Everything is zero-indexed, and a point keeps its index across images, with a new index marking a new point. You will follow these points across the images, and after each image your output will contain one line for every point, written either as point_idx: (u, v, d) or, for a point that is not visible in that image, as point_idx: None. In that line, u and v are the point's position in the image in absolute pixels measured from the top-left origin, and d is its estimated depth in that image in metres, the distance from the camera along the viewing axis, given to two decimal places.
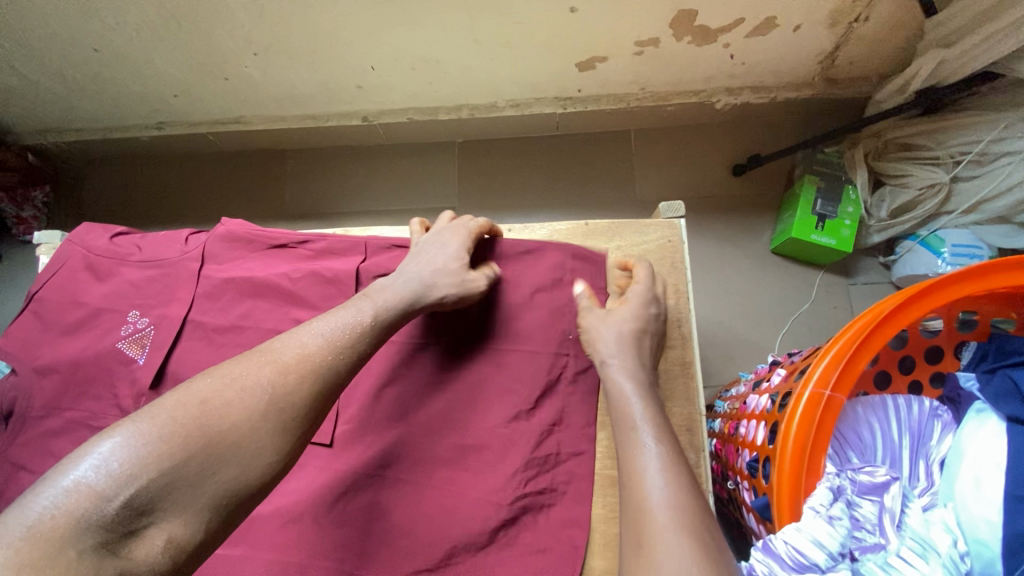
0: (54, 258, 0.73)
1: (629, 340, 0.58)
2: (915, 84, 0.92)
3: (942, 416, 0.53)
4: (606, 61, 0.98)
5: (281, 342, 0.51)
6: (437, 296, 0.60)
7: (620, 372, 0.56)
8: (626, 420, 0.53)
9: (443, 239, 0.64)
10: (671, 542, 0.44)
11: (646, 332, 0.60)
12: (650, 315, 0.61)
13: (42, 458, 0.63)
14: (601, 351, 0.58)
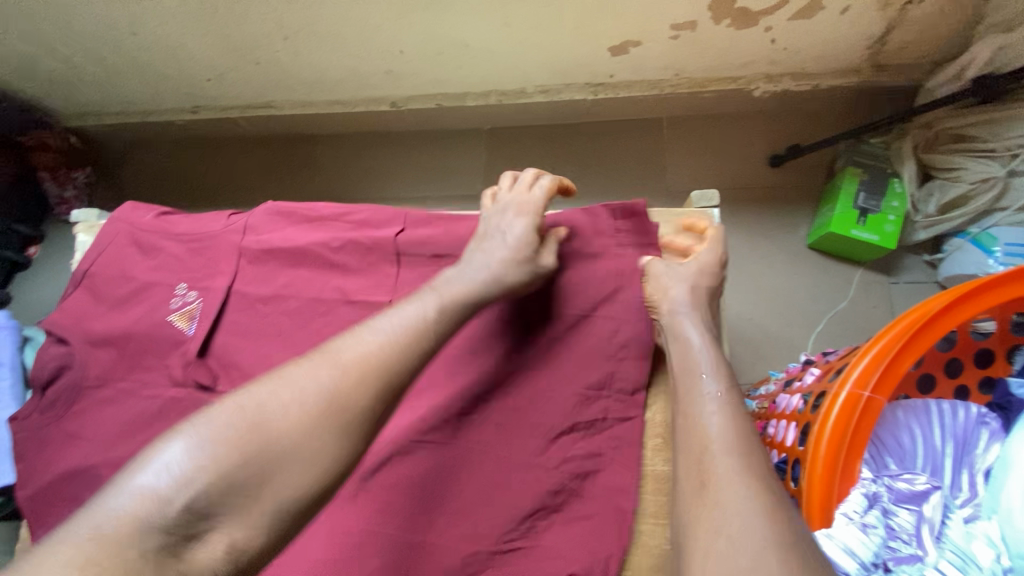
0: (99, 236, 0.75)
1: (695, 292, 0.57)
2: (971, 72, 0.86)
3: (990, 424, 0.49)
4: (639, 46, 0.95)
5: (343, 342, 0.49)
6: (507, 285, 0.57)
7: (691, 325, 0.55)
8: (693, 369, 0.52)
9: (510, 218, 0.60)
10: (737, 484, 0.42)
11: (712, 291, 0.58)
12: (716, 274, 0.59)
13: (92, 427, 0.67)
14: (670, 301, 0.56)
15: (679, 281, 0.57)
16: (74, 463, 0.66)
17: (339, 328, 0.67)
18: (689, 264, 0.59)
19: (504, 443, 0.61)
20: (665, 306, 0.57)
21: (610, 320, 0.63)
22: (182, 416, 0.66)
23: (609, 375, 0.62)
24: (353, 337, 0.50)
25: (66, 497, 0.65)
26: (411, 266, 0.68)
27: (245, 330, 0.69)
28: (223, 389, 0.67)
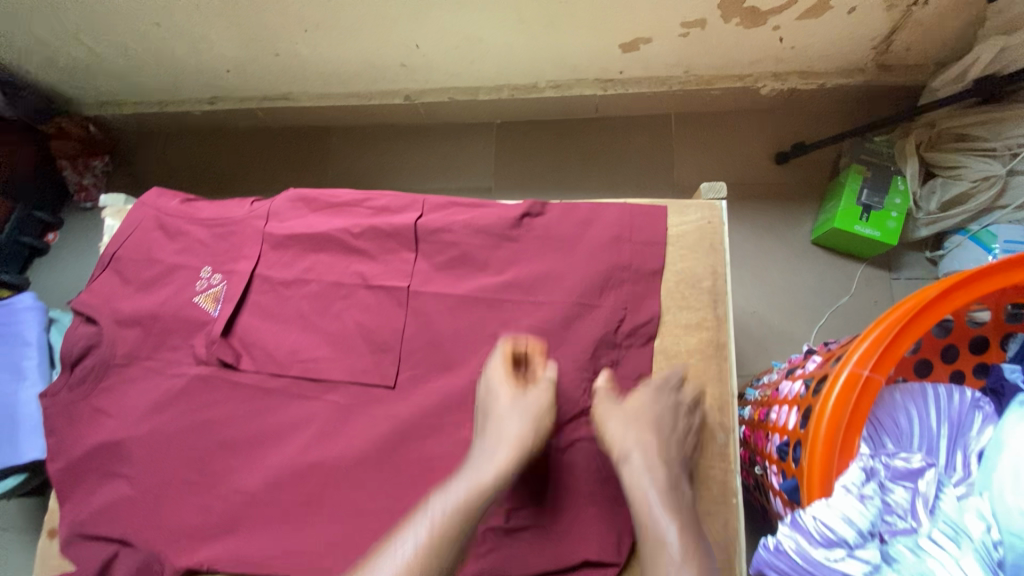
0: (126, 221, 0.78)
1: (648, 429, 0.56)
2: (974, 72, 0.88)
3: (984, 408, 0.51)
4: (650, 43, 0.98)
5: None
6: (516, 442, 0.56)
7: (642, 470, 0.54)
8: (652, 528, 0.51)
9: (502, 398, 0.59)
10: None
11: (670, 423, 0.58)
12: (670, 402, 0.59)
13: (120, 403, 0.70)
14: (618, 442, 0.56)
15: (626, 422, 0.57)
16: (103, 436, 0.69)
17: (360, 310, 0.70)
18: (632, 401, 0.59)
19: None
20: (614, 452, 0.56)
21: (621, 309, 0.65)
22: (209, 393, 0.69)
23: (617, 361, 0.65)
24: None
25: (99, 468, 0.68)
26: (430, 253, 0.71)
27: (267, 312, 0.71)
28: (246, 367, 0.69)
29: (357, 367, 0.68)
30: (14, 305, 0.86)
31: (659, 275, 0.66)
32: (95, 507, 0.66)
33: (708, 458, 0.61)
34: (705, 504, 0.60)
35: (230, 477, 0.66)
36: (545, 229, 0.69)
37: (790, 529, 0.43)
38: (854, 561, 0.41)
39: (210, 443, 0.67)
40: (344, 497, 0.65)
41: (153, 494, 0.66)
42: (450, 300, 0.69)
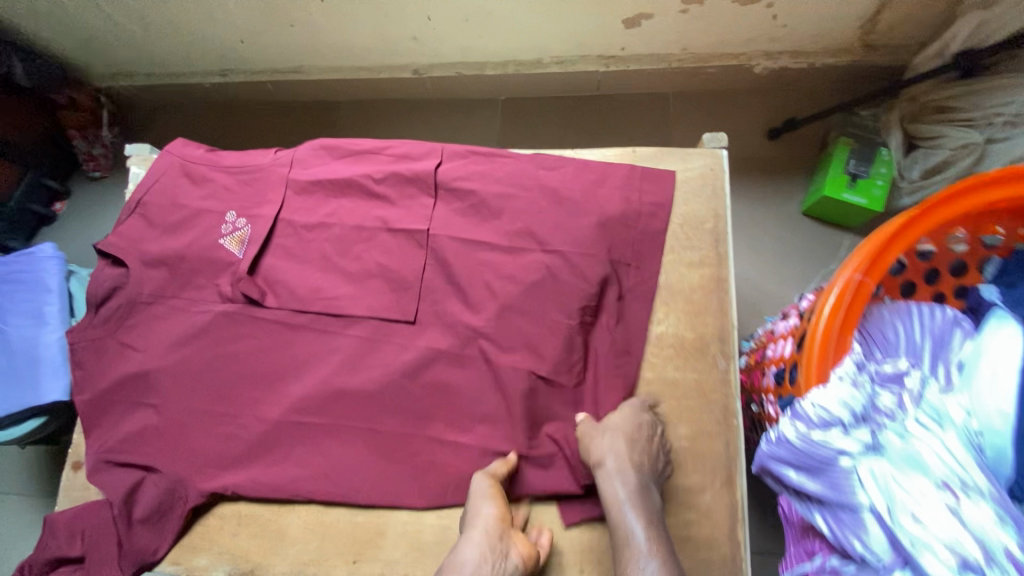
0: (152, 168, 0.81)
1: (624, 444, 0.58)
2: (953, 48, 0.94)
3: (964, 324, 0.56)
4: (651, 19, 1.03)
5: None
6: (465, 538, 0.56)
7: (618, 481, 0.57)
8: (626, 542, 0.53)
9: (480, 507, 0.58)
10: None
11: (643, 443, 0.60)
12: (642, 423, 0.61)
13: (146, 339, 0.72)
14: (597, 455, 0.59)
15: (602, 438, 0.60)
16: (130, 368, 0.71)
17: (380, 252, 0.73)
18: (613, 418, 0.62)
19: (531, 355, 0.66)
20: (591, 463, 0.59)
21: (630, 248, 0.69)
22: (234, 329, 0.72)
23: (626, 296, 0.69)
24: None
25: (125, 399, 0.71)
26: (448, 198, 0.74)
27: (291, 254, 0.75)
28: (271, 304, 0.72)
29: (378, 303, 0.71)
30: (36, 254, 0.88)
31: (665, 218, 0.70)
32: (122, 435, 0.69)
33: (710, 383, 0.65)
34: (708, 425, 0.64)
35: (255, 407, 0.69)
36: (558, 176, 0.74)
37: (790, 416, 0.48)
38: (848, 441, 0.46)
39: (236, 375, 0.70)
40: (365, 424, 0.68)
41: (180, 423, 0.69)
42: (468, 241, 0.72)
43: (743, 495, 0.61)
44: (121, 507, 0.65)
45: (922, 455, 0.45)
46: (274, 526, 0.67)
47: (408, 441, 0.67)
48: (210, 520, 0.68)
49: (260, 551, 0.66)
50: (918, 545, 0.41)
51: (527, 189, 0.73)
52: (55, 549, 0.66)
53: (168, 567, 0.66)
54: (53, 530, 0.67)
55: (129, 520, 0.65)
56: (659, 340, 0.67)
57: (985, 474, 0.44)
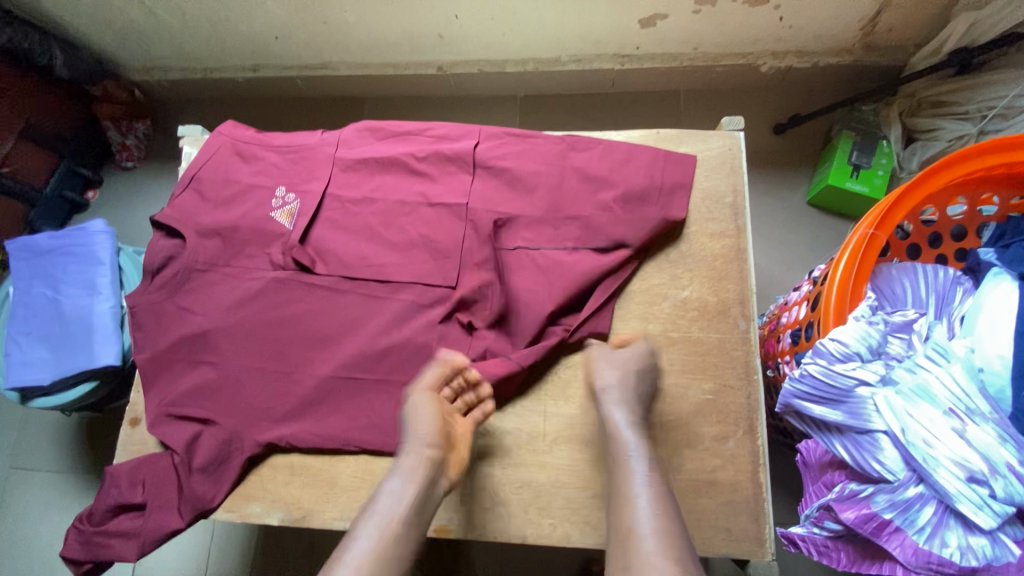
0: (204, 147, 0.87)
1: (623, 375, 0.64)
2: (948, 46, 1.03)
3: (965, 283, 0.62)
4: (666, 18, 1.09)
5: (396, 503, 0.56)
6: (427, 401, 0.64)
7: (616, 404, 0.62)
8: (622, 452, 0.59)
9: (416, 408, 0.62)
10: (656, 565, 0.48)
11: (642, 375, 0.65)
12: (642, 359, 0.66)
13: (203, 303, 0.78)
14: (599, 381, 0.64)
15: (609, 364, 0.65)
16: (189, 329, 0.76)
17: (422, 224, 0.79)
18: (619, 352, 0.66)
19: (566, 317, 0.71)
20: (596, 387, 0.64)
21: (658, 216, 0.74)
22: (287, 293, 0.77)
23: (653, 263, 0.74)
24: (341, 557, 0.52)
25: (185, 358, 0.76)
26: (485, 174, 0.80)
27: (338, 226, 0.80)
28: (322, 271, 0.78)
29: (421, 271, 0.77)
30: (87, 229, 0.93)
31: (689, 192, 0.76)
32: (183, 390, 0.74)
33: (732, 342, 0.71)
34: (731, 380, 0.69)
35: (308, 365, 0.74)
36: (588, 154, 0.79)
37: (813, 355, 0.53)
38: (866, 375, 0.51)
39: (290, 336, 0.76)
40: (410, 381, 0.72)
41: (237, 380, 0.74)
42: (505, 212, 0.77)
43: (764, 441, 0.67)
44: (183, 456, 0.71)
45: (931, 386, 0.51)
46: (325, 476, 0.71)
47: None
48: (264, 470, 0.72)
49: (312, 499, 0.71)
50: (930, 462, 0.48)
51: (560, 165, 0.78)
52: (117, 496, 0.71)
53: (225, 514, 0.71)
54: (115, 479, 0.71)
55: (189, 467, 0.70)
56: (686, 304, 0.73)
57: (987, 401, 0.50)
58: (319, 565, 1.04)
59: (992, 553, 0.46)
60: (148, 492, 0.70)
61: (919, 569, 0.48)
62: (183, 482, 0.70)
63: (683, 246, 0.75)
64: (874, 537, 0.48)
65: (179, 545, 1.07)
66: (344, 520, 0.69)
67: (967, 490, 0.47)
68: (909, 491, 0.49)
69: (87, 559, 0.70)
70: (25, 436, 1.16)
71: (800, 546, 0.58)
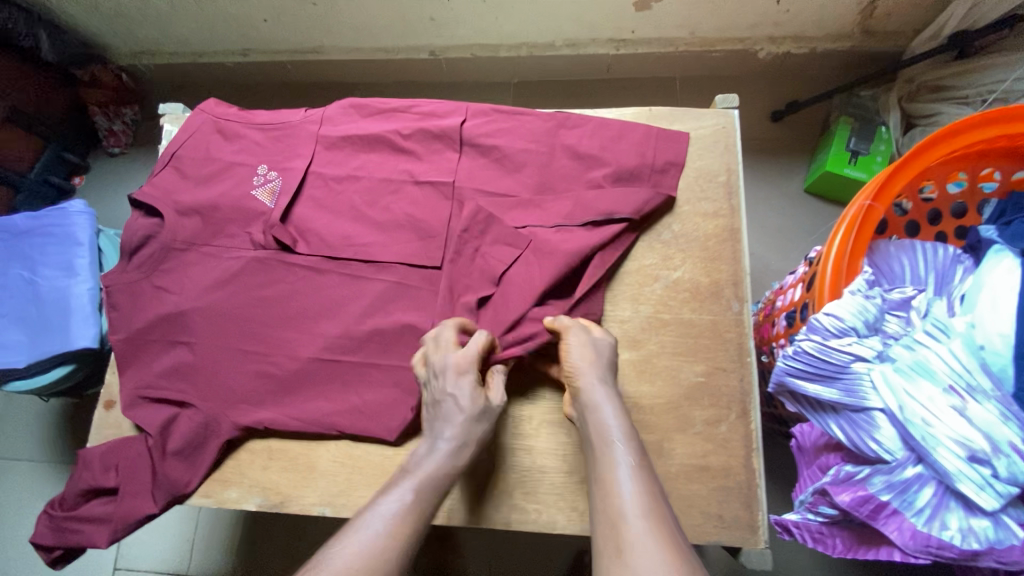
0: (185, 125, 0.84)
1: (592, 358, 0.59)
2: (947, 30, 1.01)
3: (964, 262, 0.60)
4: (662, 1, 1.06)
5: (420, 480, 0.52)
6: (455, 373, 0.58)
7: (600, 388, 0.57)
8: (604, 431, 0.54)
9: (451, 379, 0.58)
10: (649, 549, 0.44)
11: (608, 357, 0.60)
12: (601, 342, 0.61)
13: (182, 283, 0.75)
14: (576, 366, 0.59)
15: (588, 345, 0.60)
16: (167, 310, 0.74)
17: (407, 204, 0.76)
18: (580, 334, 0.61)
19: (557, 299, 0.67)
20: (577, 368, 0.59)
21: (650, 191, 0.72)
22: (268, 273, 0.75)
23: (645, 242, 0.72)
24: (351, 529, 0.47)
25: (161, 338, 0.74)
26: (472, 151, 0.77)
27: (321, 205, 0.78)
28: (303, 250, 0.75)
29: (405, 250, 0.74)
30: (67, 209, 0.91)
31: (681, 169, 0.74)
32: (159, 371, 0.72)
33: (725, 324, 0.68)
34: (724, 362, 0.67)
35: (287, 346, 0.72)
36: (579, 131, 0.77)
37: (806, 332, 0.51)
38: (861, 350, 0.49)
39: (269, 316, 0.74)
40: (393, 363, 0.70)
41: (214, 361, 0.72)
42: (492, 191, 0.75)
43: (757, 426, 0.65)
44: (156, 439, 0.68)
45: (930, 361, 0.48)
46: (304, 460, 0.69)
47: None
48: (242, 454, 0.70)
49: (291, 484, 0.68)
50: (929, 441, 0.46)
51: (549, 143, 0.76)
52: (89, 481, 0.68)
53: (200, 500, 0.69)
54: (88, 463, 0.69)
55: (163, 451, 0.67)
56: (678, 285, 0.70)
57: (988, 378, 0.48)
58: (304, 557, 1.01)
59: (995, 536, 0.44)
60: (121, 477, 0.68)
61: (919, 553, 0.46)
62: (157, 467, 0.67)
63: (675, 226, 0.72)
64: (870, 520, 0.46)
65: (161, 536, 1.05)
66: (323, 506, 0.67)
67: (969, 470, 0.44)
68: (907, 471, 0.47)
69: (59, 546, 0.68)
70: (5, 424, 1.13)
71: (794, 533, 0.55)
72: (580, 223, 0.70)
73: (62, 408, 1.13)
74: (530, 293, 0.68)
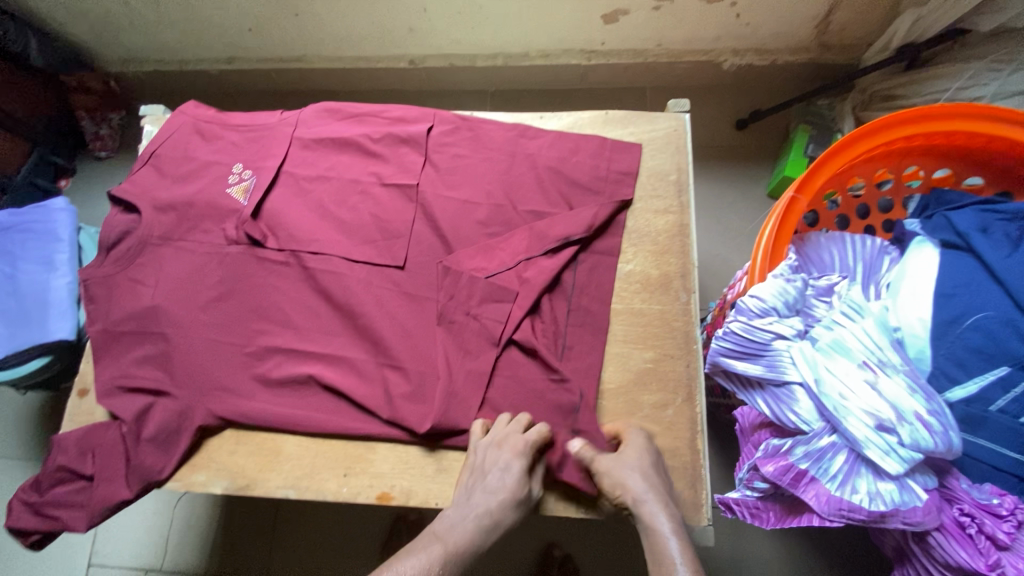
0: (167, 125, 0.88)
1: (648, 477, 0.58)
2: (895, 42, 1.07)
3: (891, 252, 0.66)
4: (627, 14, 1.11)
5: (447, 529, 0.55)
6: (502, 443, 0.62)
7: (659, 511, 0.55)
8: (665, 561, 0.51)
9: (502, 455, 0.60)
10: None
11: (659, 468, 0.61)
12: (657, 453, 0.63)
13: (155, 276, 0.78)
14: (630, 491, 0.57)
15: (629, 469, 0.59)
16: (140, 301, 0.77)
17: (376, 203, 0.80)
18: (637, 447, 0.62)
19: (515, 291, 0.71)
20: (629, 495, 0.57)
21: (601, 203, 0.76)
22: (239, 267, 0.78)
23: (601, 236, 0.76)
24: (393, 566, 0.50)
25: (134, 329, 0.76)
26: (438, 156, 0.82)
27: (292, 203, 0.81)
28: (272, 245, 0.79)
29: (373, 247, 0.78)
30: (49, 206, 0.94)
31: (635, 179, 0.78)
32: (130, 360, 0.74)
33: (672, 314, 0.72)
34: (672, 349, 0.71)
35: (257, 337, 0.75)
36: (539, 142, 0.81)
37: (735, 313, 0.56)
38: (784, 328, 0.53)
39: (240, 309, 0.77)
40: (356, 354, 0.73)
41: (182, 352, 0.74)
42: (455, 192, 0.79)
43: (702, 409, 0.68)
44: (131, 426, 0.69)
45: (846, 340, 0.52)
46: (271, 445, 0.72)
47: (395, 363, 0.71)
48: (210, 439, 0.73)
49: (257, 468, 0.71)
50: (841, 411, 0.50)
51: (511, 151, 0.81)
52: (64, 465, 0.69)
53: (170, 483, 0.71)
54: (62, 447, 0.70)
55: (137, 437, 0.69)
56: (631, 282, 0.74)
57: (898, 354, 0.52)
58: (277, 549, 1.03)
59: (900, 498, 0.48)
60: (96, 462, 0.69)
61: (833, 517, 0.50)
62: (131, 454, 0.69)
63: (628, 222, 0.77)
64: (791, 487, 0.50)
65: (135, 529, 1.06)
66: (288, 489, 0.69)
67: (876, 437, 0.48)
68: (822, 441, 0.51)
69: (37, 530, 0.68)
70: None
71: (735, 510, 0.58)
72: (536, 226, 0.74)
73: (40, 403, 1.15)
74: (489, 286, 0.71)
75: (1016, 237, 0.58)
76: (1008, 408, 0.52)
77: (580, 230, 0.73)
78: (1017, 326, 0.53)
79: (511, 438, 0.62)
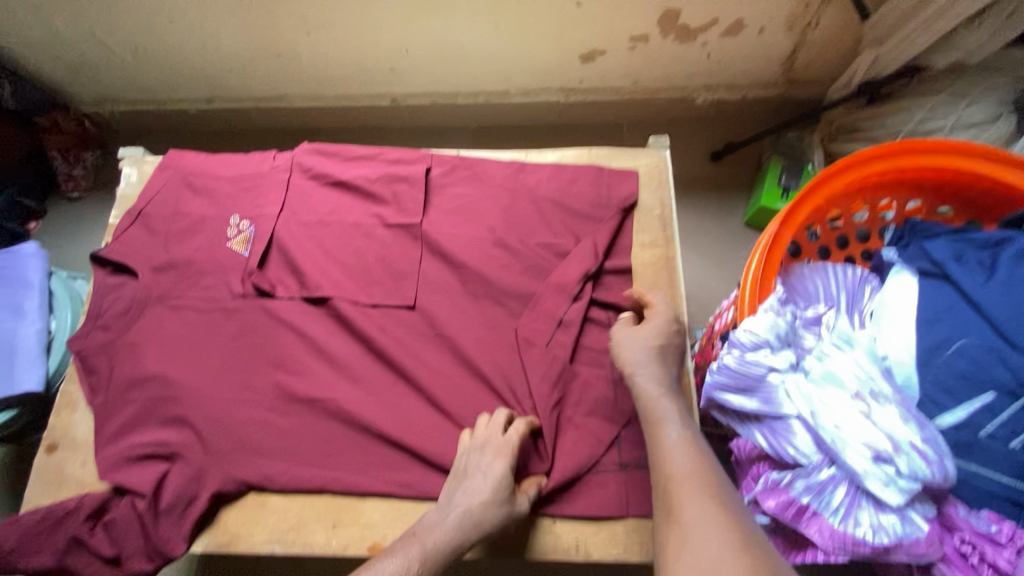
0: (149, 183, 0.86)
1: (652, 356, 0.65)
2: (856, 78, 1.11)
3: (872, 281, 0.68)
4: (604, 54, 1.15)
5: (425, 533, 0.56)
6: (480, 442, 0.63)
7: (651, 381, 0.62)
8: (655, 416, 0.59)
9: (486, 460, 0.61)
10: (696, 507, 0.48)
11: (668, 349, 0.66)
12: (671, 331, 0.68)
13: (137, 324, 0.77)
14: (628, 362, 0.65)
15: (638, 345, 0.66)
16: (120, 350, 0.75)
17: (376, 245, 0.79)
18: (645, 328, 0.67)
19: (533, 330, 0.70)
20: (624, 366, 0.65)
21: (604, 233, 0.77)
22: (227, 312, 0.77)
23: (605, 268, 0.76)
24: (371, 566, 0.51)
25: (113, 378, 0.73)
26: (439, 196, 0.82)
27: (281, 245, 0.80)
28: (283, 294, 0.78)
29: (379, 288, 0.77)
30: (19, 252, 0.91)
31: (633, 210, 0.80)
32: (107, 412, 0.71)
33: None
34: None
35: (244, 383, 0.73)
36: (537, 176, 0.82)
37: (729, 347, 0.57)
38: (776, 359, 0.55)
39: (227, 354, 0.75)
40: (348, 398, 0.71)
41: (164, 401, 0.71)
42: (460, 230, 0.79)
43: None
44: (149, 501, 0.65)
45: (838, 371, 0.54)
46: (254, 497, 0.68)
47: (402, 404, 0.70)
48: None
49: (239, 522, 0.67)
50: (839, 443, 0.50)
51: (510, 187, 0.81)
52: (71, 547, 0.64)
53: None
54: (66, 527, 0.64)
55: (157, 511, 0.65)
56: None
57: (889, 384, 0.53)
58: None
59: (902, 530, 0.48)
60: (115, 539, 0.64)
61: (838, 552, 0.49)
62: (149, 530, 0.64)
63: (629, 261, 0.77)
64: (793, 523, 0.50)
65: None
66: (273, 543, 0.66)
67: (875, 469, 0.49)
68: (821, 474, 0.51)
69: None
70: None
71: None
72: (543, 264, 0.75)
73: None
74: None
75: (990, 265, 0.60)
76: (997, 433, 0.53)
77: (586, 264, 0.74)
78: (999, 353, 0.54)
79: (490, 435, 0.64)
